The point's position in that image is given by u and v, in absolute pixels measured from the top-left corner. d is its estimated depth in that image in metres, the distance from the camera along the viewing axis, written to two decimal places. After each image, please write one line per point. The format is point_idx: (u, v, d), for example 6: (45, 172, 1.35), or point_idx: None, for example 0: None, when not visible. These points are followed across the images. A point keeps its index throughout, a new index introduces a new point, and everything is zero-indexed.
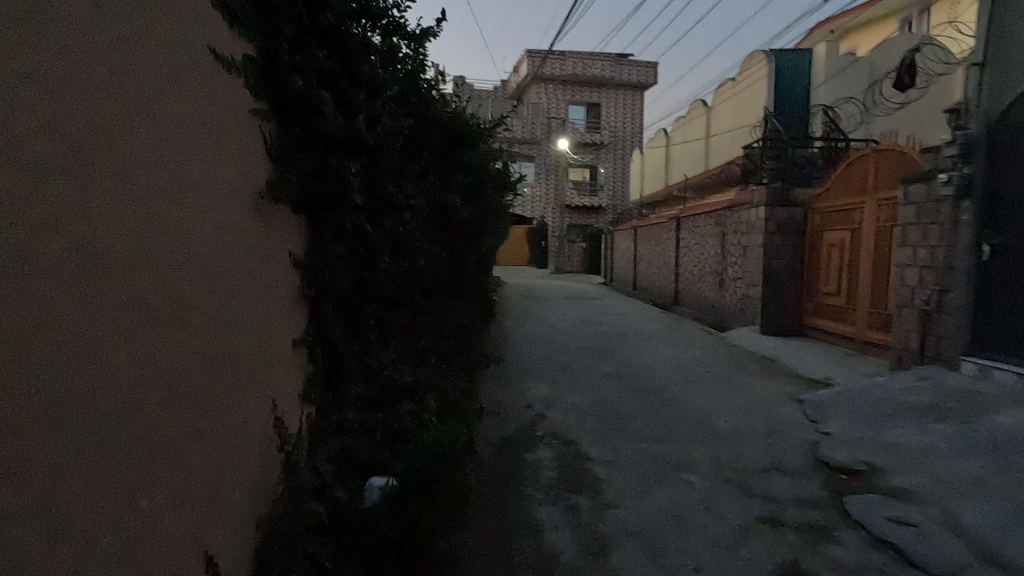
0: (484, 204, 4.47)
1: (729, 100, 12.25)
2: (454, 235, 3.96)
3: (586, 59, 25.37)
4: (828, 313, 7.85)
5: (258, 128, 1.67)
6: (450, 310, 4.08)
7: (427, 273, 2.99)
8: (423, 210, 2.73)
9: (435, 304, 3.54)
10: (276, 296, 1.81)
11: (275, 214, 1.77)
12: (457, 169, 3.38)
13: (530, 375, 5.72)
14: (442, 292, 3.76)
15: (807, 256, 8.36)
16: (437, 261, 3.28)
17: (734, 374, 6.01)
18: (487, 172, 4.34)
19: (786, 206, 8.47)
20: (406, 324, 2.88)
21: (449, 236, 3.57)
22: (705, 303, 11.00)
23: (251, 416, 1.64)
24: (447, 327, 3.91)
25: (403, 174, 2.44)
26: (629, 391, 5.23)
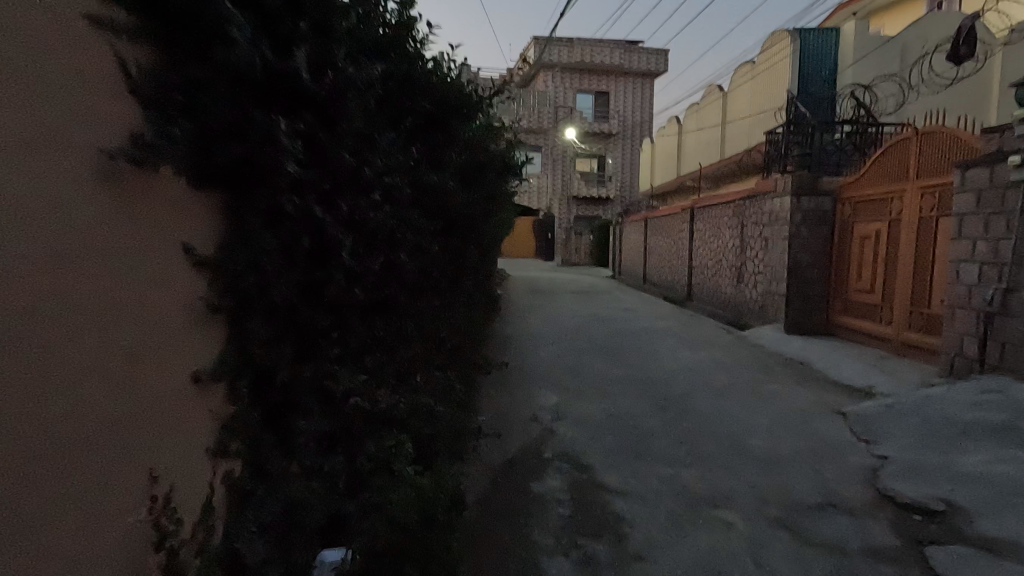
0: (485, 189, 3.90)
1: (748, 83, 11.57)
2: (449, 225, 3.40)
3: (595, 46, 24.62)
4: (859, 311, 7.27)
5: (113, 53, 1.12)
6: (444, 312, 3.53)
7: (411, 271, 2.44)
8: (403, 192, 2.16)
9: (425, 307, 2.98)
10: (155, 311, 1.24)
11: (152, 190, 1.22)
12: (450, 145, 2.82)
13: (535, 382, 5.18)
14: (433, 292, 3.20)
15: (836, 249, 7.75)
16: (425, 256, 2.72)
17: (762, 380, 5.43)
18: (487, 154, 3.76)
19: (814, 196, 7.84)
20: (383, 335, 2.33)
21: (441, 227, 3.01)
22: (723, 299, 10.41)
23: (101, 496, 1.09)
24: (439, 332, 3.36)
25: (369, 143, 1.87)
26: (648, 401, 4.68)
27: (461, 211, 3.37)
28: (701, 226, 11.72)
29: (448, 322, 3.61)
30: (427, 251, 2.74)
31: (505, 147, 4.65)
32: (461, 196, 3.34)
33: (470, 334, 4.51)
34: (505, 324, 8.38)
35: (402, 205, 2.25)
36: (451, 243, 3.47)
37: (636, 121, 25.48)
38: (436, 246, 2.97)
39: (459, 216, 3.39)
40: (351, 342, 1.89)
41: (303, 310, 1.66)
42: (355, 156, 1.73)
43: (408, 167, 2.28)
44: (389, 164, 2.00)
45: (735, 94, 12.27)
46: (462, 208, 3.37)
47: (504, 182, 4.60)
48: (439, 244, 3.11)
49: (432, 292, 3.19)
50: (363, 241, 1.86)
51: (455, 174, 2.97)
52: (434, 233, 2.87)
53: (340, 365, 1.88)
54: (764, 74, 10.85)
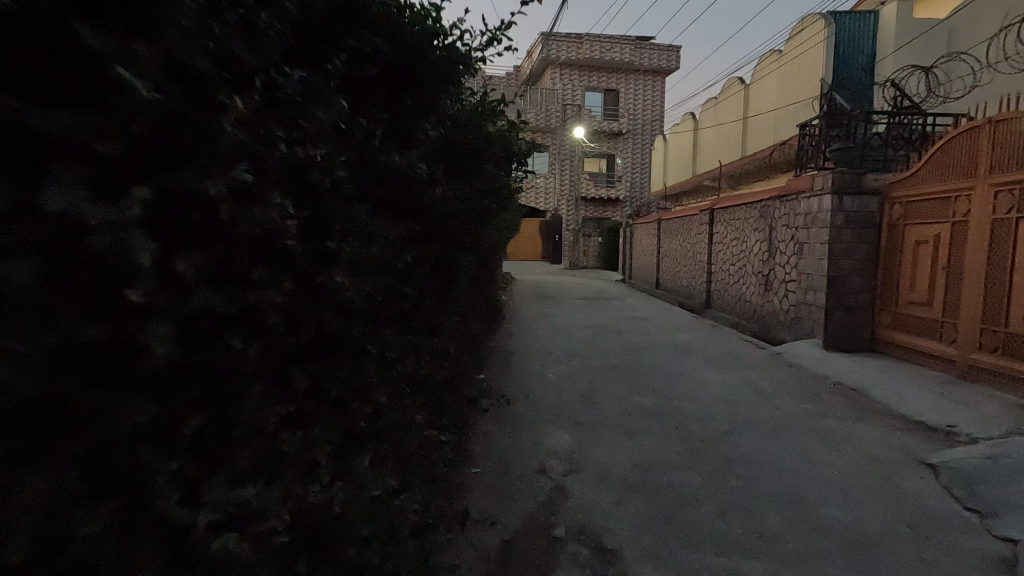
0: (476, 181, 3.07)
1: (774, 74, 10.65)
2: (430, 229, 2.56)
3: (604, 42, 23.74)
4: (911, 326, 6.42)
5: None
6: (420, 341, 2.69)
7: (351, 300, 1.62)
8: (317, 172, 1.34)
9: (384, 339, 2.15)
10: None
11: None
12: (414, 110, 2.00)
13: (542, 417, 4.33)
14: (400, 317, 2.36)
15: (882, 256, 6.86)
16: (380, 269, 1.89)
17: (814, 414, 4.56)
18: (479, 135, 2.93)
19: (858, 195, 6.93)
20: (295, 396, 1.49)
21: (411, 227, 2.18)
22: (748, 309, 9.52)
23: None
24: (410, 370, 2.52)
25: (229, 74, 1.05)
26: (681, 442, 3.84)
27: (443, 206, 2.54)
28: (721, 229, 10.85)
29: (424, 354, 2.77)
30: (384, 262, 1.92)
31: (505, 129, 3.79)
32: (442, 186, 2.51)
33: (461, 361, 3.65)
34: (507, 339, 7.50)
35: (325, 192, 1.42)
36: (433, 251, 2.63)
37: (646, 119, 24.67)
38: (402, 252, 2.14)
39: (442, 213, 2.56)
40: (192, 427, 1.09)
41: (52, 405, 0.80)
42: (170, 83, 0.90)
43: (337, 133, 1.46)
44: (271, 116, 1.18)
45: (758, 86, 11.38)
46: (444, 204, 2.55)
47: (502, 174, 3.75)
48: (411, 251, 2.28)
49: (400, 316, 2.35)
50: (211, 252, 1.03)
51: (425, 156, 2.14)
52: (399, 237, 2.04)
53: (183, 471, 1.07)
54: (793, 62, 9.97)
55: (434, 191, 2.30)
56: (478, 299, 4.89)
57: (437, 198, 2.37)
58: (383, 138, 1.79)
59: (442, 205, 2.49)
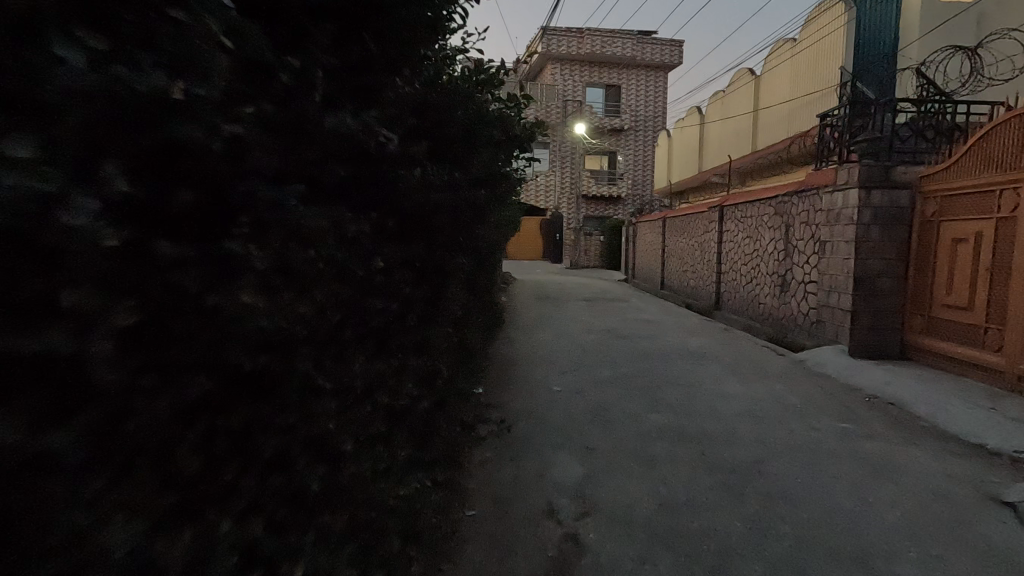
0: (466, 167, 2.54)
1: (789, 62, 10.10)
2: (408, 223, 2.04)
3: (606, 36, 23.18)
4: (946, 331, 5.91)
5: None
6: (393, 363, 2.16)
7: (274, 326, 1.11)
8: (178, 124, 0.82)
9: (333, 367, 1.62)
10: None
11: None
12: (373, 58, 1.47)
13: (548, 440, 3.80)
14: (363, 336, 1.83)
15: (913, 255, 6.33)
16: (327, 275, 1.36)
17: (856, 435, 4.02)
18: (469, 109, 2.40)
19: (887, 189, 6.40)
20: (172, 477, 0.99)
21: (374, 221, 1.65)
22: (762, 312, 8.99)
23: None
24: (378, 402, 2.00)
25: None
26: (711, 472, 3.32)
27: (427, 195, 2.01)
28: (732, 226, 10.34)
29: (401, 378, 2.24)
30: (333, 266, 1.39)
31: (504, 107, 3.25)
32: (421, 169, 1.98)
33: (453, 380, 3.13)
34: (508, 345, 6.96)
35: (208, 157, 0.90)
36: (411, 250, 2.10)
37: (649, 114, 24.17)
38: (366, 254, 1.60)
39: (425, 203, 2.02)
40: None
41: None
42: None
43: (228, 68, 0.94)
44: (48, 11, 0.68)
45: (770, 76, 10.83)
46: (426, 193, 2.02)
47: (500, 159, 3.22)
48: (381, 251, 1.75)
49: (363, 333, 1.82)
50: None
51: (391, 124, 1.61)
52: (357, 231, 1.51)
53: None
54: (810, 48, 9.41)
55: (407, 173, 1.77)
56: (474, 304, 4.38)
57: (414, 183, 1.84)
58: (322, 90, 1.26)
59: (423, 192, 1.96)
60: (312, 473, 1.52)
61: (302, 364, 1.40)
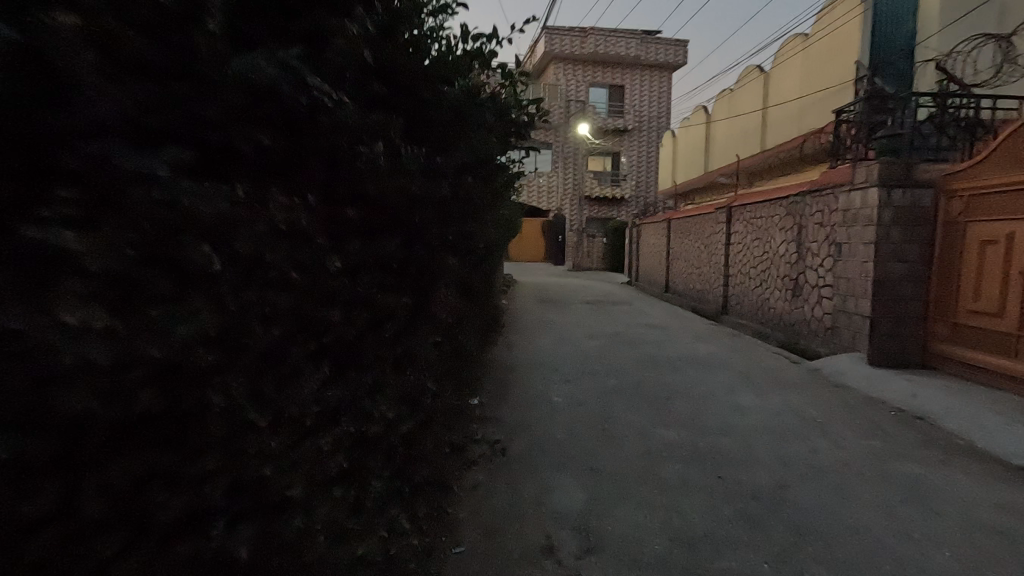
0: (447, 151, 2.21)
1: (801, 58, 9.73)
2: (375, 219, 1.72)
3: (609, 36, 22.83)
4: (972, 339, 5.55)
5: None
6: (357, 381, 1.83)
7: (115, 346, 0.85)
8: None
9: (273, 394, 1.30)
10: None
11: None
12: None
13: (547, 460, 3.46)
14: (317, 352, 1.51)
15: (937, 258, 5.97)
16: (225, 275, 1.05)
17: (887, 454, 3.67)
18: (451, 90, 2.07)
19: (909, 188, 6.04)
20: None
21: (310, 206, 1.33)
22: (772, 317, 8.62)
23: None
24: (335, 431, 1.67)
25: None
26: (729, 498, 2.99)
27: (399, 181, 1.68)
28: (741, 228, 9.99)
29: (368, 398, 1.91)
30: (236, 262, 1.08)
31: (500, 92, 2.90)
32: (387, 151, 1.65)
33: (439, 394, 2.79)
34: (506, 352, 6.59)
35: None
36: (380, 248, 1.76)
37: (653, 115, 23.83)
38: (300, 249, 1.28)
39: (395, 190, 1.70)
40: None
41: None
42: None
43: None
44: None
45: (781, 72, 10.46)
46: (398, 179, 1.69)
47: (493, 151, 2.89)
48: (331, 247, 1.43)
49: (317, 348, 1.50)
50: None
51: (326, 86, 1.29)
52: (286, 220, 1.19)
53: None
54: (823, 42, 9.05)
55: (362, 151, 1.45)
56: (468, 309, 4.05)
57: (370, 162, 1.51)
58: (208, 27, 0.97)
59: (391, 177, 1.63)
60: (240, 531, 1.20)
61: (220, 397, 1.09)
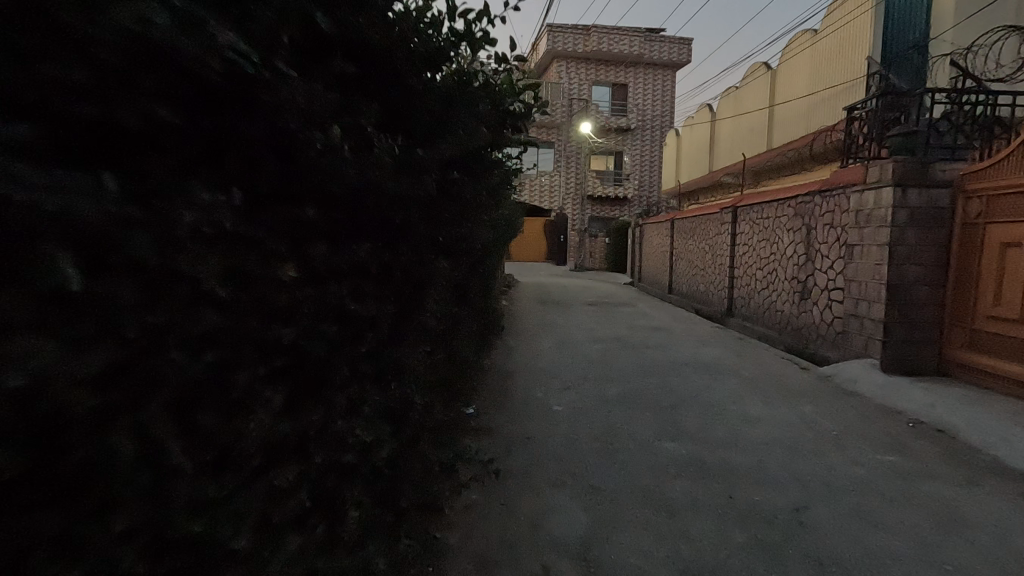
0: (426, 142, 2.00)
1: (809, 54, 9.48)
2: (342, 221, 1.50)
3: (612, 33, 22.57)
4: (991, 346, 5.32)
5: None
6: (325, 403, 1.62)
7: None
8: None
9: (212, 430, 1.09)
10: None
11: None
12: None
13: (545, 477, 3.24)
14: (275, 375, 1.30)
15: (954, 261, 5.72)
16: (121, 291, 0.84)
17: (909, 472, 3.43)
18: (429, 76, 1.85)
19: (926, 188, 5.80)
20: None
21: (247, 206, 1.12)
22: (779, 320, 8.38)
23: None
24: (297, 466, 1.46)
25: None
26: (744, 523, 2.78)
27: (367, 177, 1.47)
28: (746, 228, 9.76)
29: (341, 422, 1.70)
30: (138, 273, 0.87)
31: (494, 81, 2.68)
32: (353, 141, 1.44)
33: (427, 410, 2.58)
34: (505, 356, 6.37)
35: None
36: (351, 253, 1.55)
37: (656, 114, 23.60)
38: (235, 255, 1.07)
39: (364, 187, 1.48)
40: None
41: None
42: None
43: None
44: None
45: (788, 68, 10.21)
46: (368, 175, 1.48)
47: (486, 146, 2.67)
48: (281, 253, 1.22)
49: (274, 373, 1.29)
50: None
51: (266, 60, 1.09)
52: (211, 225, 0.98)
53: None
54: (832, 37, 8.80)
55: (318, 140, 1.23)
56: (462, 314, 3.83)
57: (328, 154, 1.30)
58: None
59: (358, 172, 1.42)
60: None
61: (126, 442, 0.87)
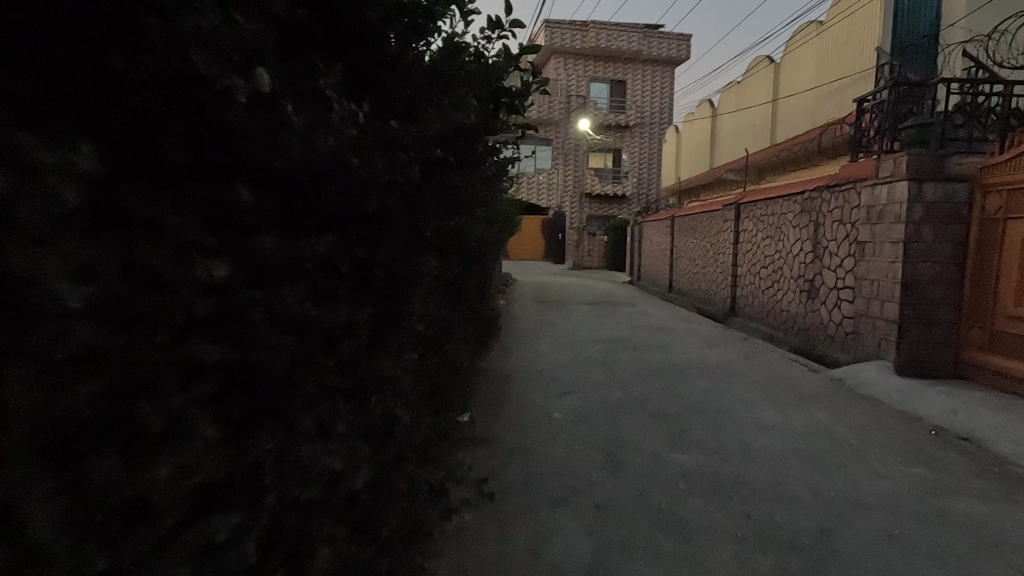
0: (402, 118, 1.73)
1: (815, 46, 9.22)
2: (293, 209, 1.24)
3: (610, 29, 22.27)
4: (1012, 348, 5.06)
5: None
6: (283, 424, 1.36)
7: None
8: None
9: (106, 476, 0.83)
10: None
11: None
12: None
13: (545, 494, 2.97)
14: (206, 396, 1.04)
15: (972, 259, 5.47)
16: None
17: (940, 488, 3.17)
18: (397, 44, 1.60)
19: (941, 182, 5.55)
20: None
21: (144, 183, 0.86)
22: (785, 320, 8.14)
23: None
24: (241, 510, 1.20)
25: None
26: (766, 549, 2.50)
27: (318, 149, 1.21)
28: (750, 226, 9.51)
29: (306, 446, 1.43)
30: None
31: (489, 58, 2.40)
32: (303, 109, 1.18)
33: (413, 423, 2.31)
34: (502, 359, 6.09)
35: None
36: (307, 245, 1.28)
37: (656, 110, 23.34)
38: (121, 243, 0.81)
39: (317, 162, 1.22)
40: None
41: None
42: None
43: None
44: None
45: (792, 61, 9.94)
46: (319, 146, 1.21)
47: (479, 132, 2.39)
48: (204, 243, 0.96)
49: (204, 395, 1.02)
50: None
51: None
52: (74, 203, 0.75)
53: None
54: (839, 27, 8.54)
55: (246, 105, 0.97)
56: (457, 317, 3.56)
57: (261, 120, 1.05)
58: None
59: (306, 146, 1.16)
60: None
61: None
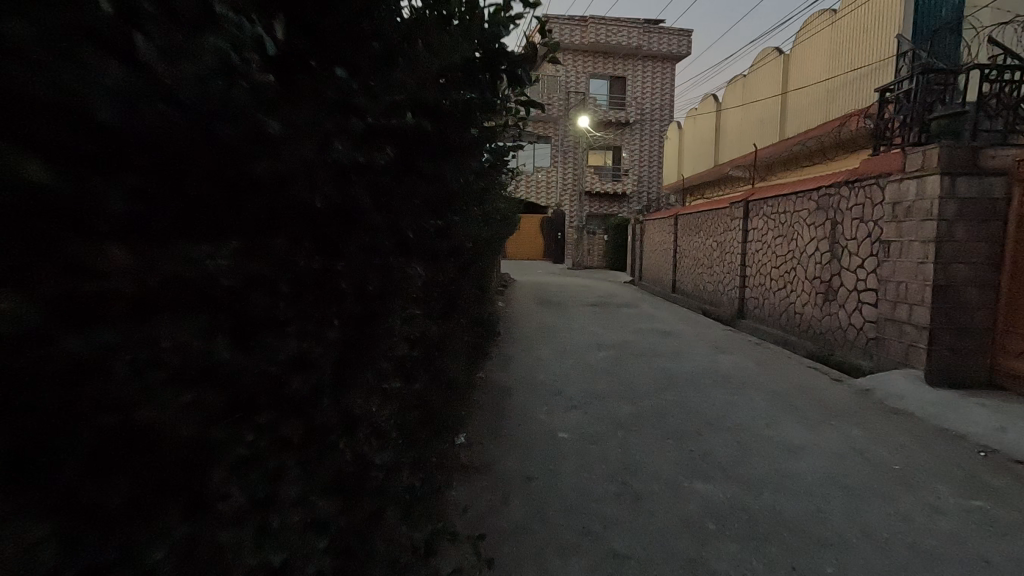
0: (365, 84, 1.31)
1: (828, 35, 8.77)
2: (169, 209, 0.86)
3: (609, 24, 21.73)
4: None
5: None
6: (192, 517, 0.95)
7: None
8: None
9: None
10: None
11: None
12: None
13: (552, 538, 2.56)
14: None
15: (1009, 259, 5.05)
16: None
17: (1008, 526, 2.74)
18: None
19: (976, 176, 5.11)
20: None
21: None
22: (799, 324, 7.71)
23: None
24: None
25: None
26: None
27: (167, 107, 0.82)
28: (760, 224, 9.07)
29: (227, 535, 1.03)
30: None
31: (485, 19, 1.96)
32: None
33: (396, 466, 1.89)
34: (500, 369, 5.66)
35: None
36: (187, 251, 0.88)
37: (656, 107, 22.88)
38: None
39: (169, 132, 0.83)
40: None
41: None
42: None
43: None
44: None
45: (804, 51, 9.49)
46: (173, 104, 0.83)
47: (471, 110, 1.95)
48: None
49: None
50: None
51: None
52: None
53: None
54: (854, 15, 8.10)
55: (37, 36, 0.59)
56: (450, 329, 3.12)
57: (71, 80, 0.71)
58: None
59: None
60: None
61: None
